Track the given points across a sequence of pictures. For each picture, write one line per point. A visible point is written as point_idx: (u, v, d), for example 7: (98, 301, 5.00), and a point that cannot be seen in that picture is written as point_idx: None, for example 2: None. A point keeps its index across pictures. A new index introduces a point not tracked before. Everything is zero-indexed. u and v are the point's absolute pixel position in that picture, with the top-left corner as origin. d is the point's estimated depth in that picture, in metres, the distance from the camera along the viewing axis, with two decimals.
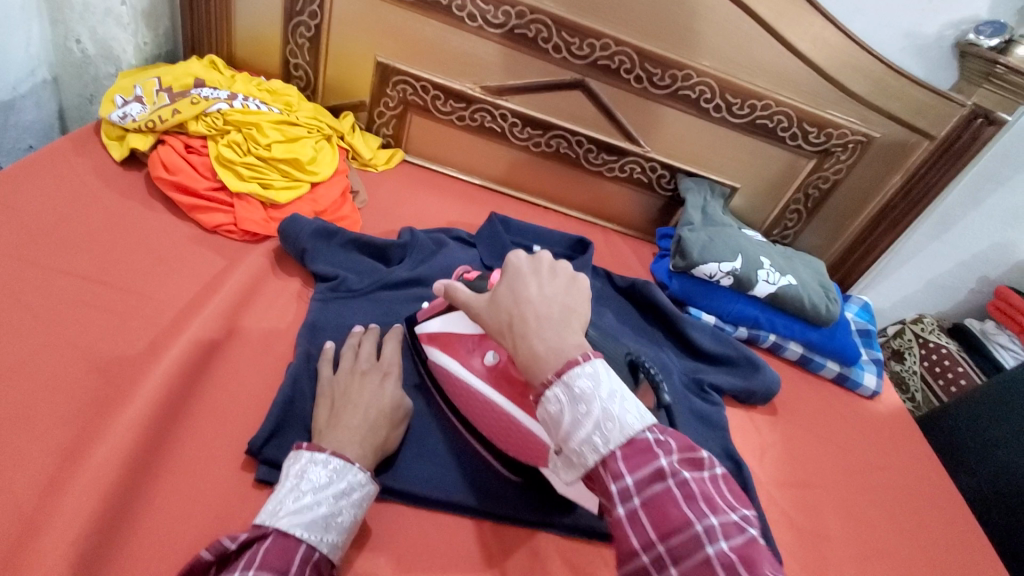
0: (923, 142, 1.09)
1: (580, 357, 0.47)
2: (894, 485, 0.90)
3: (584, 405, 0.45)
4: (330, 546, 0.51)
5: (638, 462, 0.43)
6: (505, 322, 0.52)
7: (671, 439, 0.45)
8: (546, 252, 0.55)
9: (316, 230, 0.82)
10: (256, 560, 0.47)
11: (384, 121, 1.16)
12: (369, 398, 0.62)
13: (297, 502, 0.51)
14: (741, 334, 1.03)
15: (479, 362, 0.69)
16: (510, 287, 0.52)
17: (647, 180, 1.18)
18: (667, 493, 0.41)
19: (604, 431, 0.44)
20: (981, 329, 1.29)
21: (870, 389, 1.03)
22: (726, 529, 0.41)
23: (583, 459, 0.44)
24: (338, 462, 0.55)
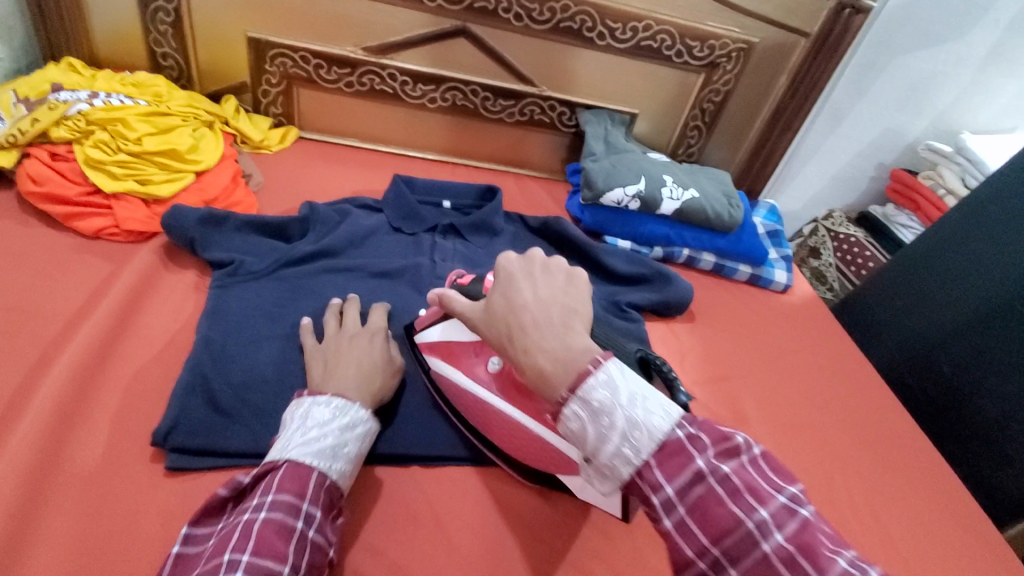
0: (801, 41, 1.12)
1: (591, 365, 0.46)
2: (806, 365, 0.97)
3: (606, 417, 0.44)
4: (340, 473, 0.56)
5: (674, 469, 0.42)
6: (505, 334, 0.52)
7: (703, 434, 0.44)
8: (537, 251, 0.55)
9: (202, 217, 0.80)
10: (274, 486, 0.52)
11: (271, 99, 1.12)
12: (359, 353, 0.67)
13: (304, 437, 0.56)
14: (657, 254, 1.07)
15: (483, 370, 0.68)
16: (506, 294, 0.53)
17: (549, 119, 1.18)
18: (709, 494, 0.41)
19: (633, 441, 0.43)
20: (883, 213, 1.39)
21: (781, 284, 1.09)
22: (777, 517, 0.40)
23: (616, 472, 0.44)
24: (339, 401, 0.59)
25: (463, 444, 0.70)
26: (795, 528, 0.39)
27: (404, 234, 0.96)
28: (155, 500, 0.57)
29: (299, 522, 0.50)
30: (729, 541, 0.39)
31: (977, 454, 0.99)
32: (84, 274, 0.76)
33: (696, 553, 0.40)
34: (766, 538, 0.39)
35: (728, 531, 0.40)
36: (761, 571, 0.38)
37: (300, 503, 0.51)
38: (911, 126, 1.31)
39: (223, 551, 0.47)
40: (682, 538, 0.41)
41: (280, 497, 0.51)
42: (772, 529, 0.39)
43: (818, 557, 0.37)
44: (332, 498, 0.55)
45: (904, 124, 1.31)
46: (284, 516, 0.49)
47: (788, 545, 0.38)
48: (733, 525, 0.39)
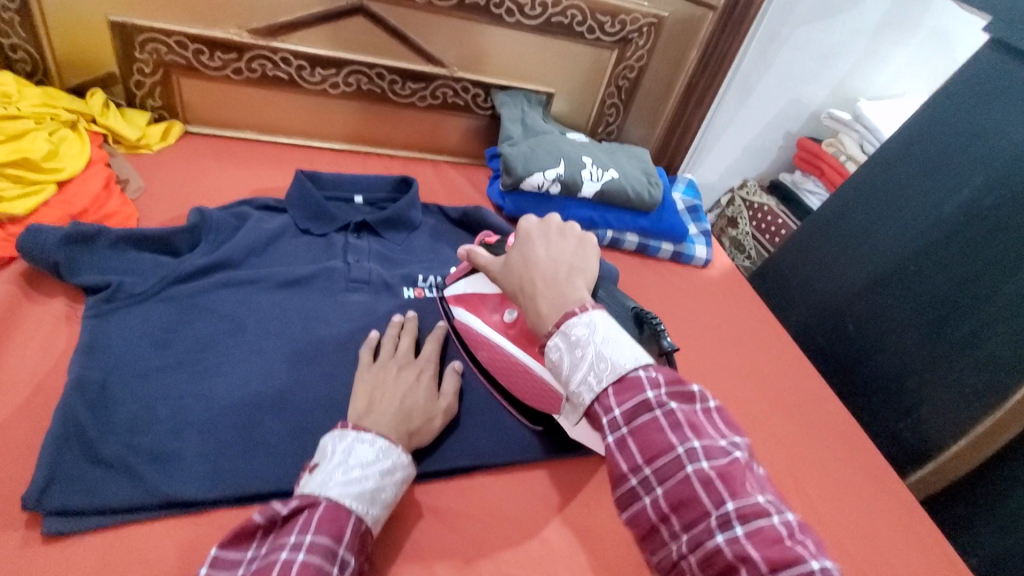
0: (709, 14, 1.12)
1: (576, 309, 0.53)
2: (729, 338, 1.00)
3: (581, 350, 0.51)
4: (373, 519, 0.54)
5: (628, 397, 0.48)
6: (517, 285, 0.60)
7: (662, 374, 0.50)
8: (555, 217, 0.64)
9: (66, 237, 0.70)
10: (314, 525, 0.49)
11: (147, 91, 0.99)
12: (407, 390, 0.66)
13: (347, 475, 0.54)
14: (582, 237, 1.05)
15: (499, 320, 0.74)
16: (522, 250, 0.61)
17: (464, 102, 1.13)
18: (652, 423, 0.47)
19: (598, 370, 0.50)
20: (793, 181, 1.45)
21: (702, 259, 1.12)
22: (709, 451, 0.46)
23: (582, 398, 0.50)
24: (384, 442, 0.58)
25: None
26: (722, 462, 0.46)
27: (312, 235, 0.89)
28: (30, 575, 0.50)
29: (335, 569, 0.48)
30: (660, 463, 0.46)
31: (879, 405, 1.07)
32: None
33: (631, 469, 0.47)
34: (692, 462, 0.46)
35: (661, 453, 0.46)
36: (681, 490, 0.46)
37: (337, 548, 0.49)
38: (814, 96, 1.37)
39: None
40: (621, 454, 0.48)
41: (319, 538, 0.49)
42: (698, 456, 0.46)
43: (733, 486, 0.45)
44: (363, 542, 0.53)
45: (808, 94, 1.36)
46: (321, 562, 0.47)
47: (710, 471, 0.45)
48: (667, 448, 0.46)
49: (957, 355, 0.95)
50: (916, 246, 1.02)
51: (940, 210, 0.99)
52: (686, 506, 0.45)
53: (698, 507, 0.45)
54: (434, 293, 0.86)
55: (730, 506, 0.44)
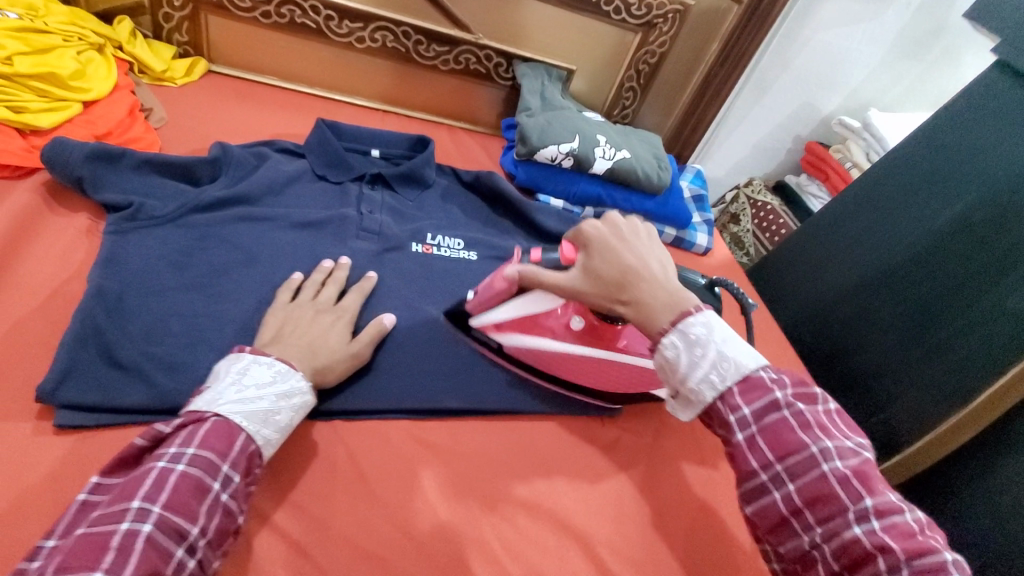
0: (734, 7, 1.13)
1: (692, 308, 0.54)
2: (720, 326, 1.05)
3: (700, 348, 0.52)
4: (265, 442, 0.54)
5: (755, 395, 0.51)
6: (611, 292, 0.58)
7: (784, 375, 0.53)
8: (619, 214, 0.62)
9: (91, 153, 0.71)
10: (197, 439, 0.49)
11: (174, 25, 1.00)
12: (318, 332, 0.66)
13: (240, 394, 0.54)
14: (587, 213, 1.08)
15: (566, 327, 0.72)
16: (603, 256, 0.59)
17: (485, 71, 1.14)
18: (782, 422, 0.50)
19: (721, 369, 0.52)
20: (797, 183, 1.48)
21: (702, 247, 1.15)
22: (842, 452, 0.49)
23: (702, 397, 0.52)
24: (282, 366, 0.58)
25: (391, 398, 0.69)
26: (856, 461, 0.49)
27: (328, 182, 0.91)
28: (44, 461, 0.53)
29: (217, 483, 0.48)
30: (793, 459, 0.50)
31: (857, 402, 1.11)
32: None
33: (761, 466, 0.51)
34: (827, 461, 0.49)
35: (795, 451, 0.50)
36: (817, 487, 0.48)
37: (222, 463, 0.49)
38: (827, 101, 1.39)
39: (132, 496, 0.45)
40: (752, 452, 0.51)
41: (202, 452, 0.49)
42: (834, 456, 0.49)
43: (871, 484, 0.48)
44: (252, 466, 0.52)
45: (820, 100, 1.39)
46: (201, 474, 0.48)
47: (845, 470, 0.48)
48: (800, 446, 0.50)
49: (933, 360, 0.99)
50: (908, 255, 1.05)
51: (933, 222, 1.02)
52: (822, 502, 0.48)
53: (836, 504, 0.48)
54: (442, 250, 0.88)
55: (870, 502, 0.47)
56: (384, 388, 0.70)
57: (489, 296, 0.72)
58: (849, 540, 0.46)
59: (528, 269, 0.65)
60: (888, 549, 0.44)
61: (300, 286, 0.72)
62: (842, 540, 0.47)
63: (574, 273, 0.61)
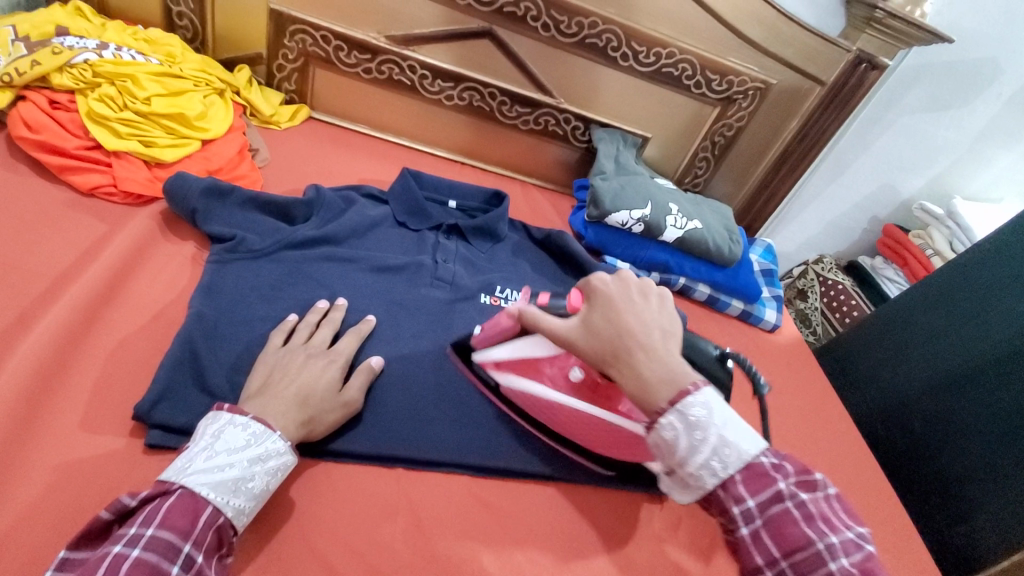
0: (816, 88, 1.14)
1: (691, 386, 0.50)
2: (785, 410, 1.01)
3: (701, 432, 0.49)
4: (236, 511, 0.53)
5: (757, 486, 0.49)
6: (608, 351, 0.54)
7: (787, 463, 0.50)
8: (631, 273, 0.58)
9: (206, 188, 0.79)
10: (159, 519, 0.49)
11: (285, 75, 1.10)
12: (308, 377, 0.64)
13: (208, 462, 0.53)
14: (654, 279, 1.07)
15: (565, 379, 0.69)
16: (605, 313, 0.55)
17: (563, 132, 1.18)
18: (785, 515, 0.47)
19: (722, 456, 0.49)
20: (871, 265, 1.43)
21: (771, 323, 1.11)
22: (846, 546, 0.46)
23: (700, 483, 0.49)
24: (257, 428, 0.57)
25: (454, 450, 0.69)
26: (861, 557, 0.46)
27: (407, 229, 0.95)
28: (130, 475, 0.56)
29: (175, 567, 0.48)
30: (799, 557, 0.46)
31: (935, 506, 1.02)
32: (73, 232, 0.73)
33: (766, 562, 0.48)
34: (834, 559, 0.45)
35: (799, 548, 0.46)
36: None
37: (182, 543, 0.49)
38: (908, 185, 1.36)
39: None
40: (755, 546, 0.48)
41: (161, 533, 0.48)
42: (840, 552, 0.45)
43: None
44: (221, 536, 0.52)
45: (900, 182, 1.35)
46: (158, 559, 0.47)
47: (853, 568, 0.45)
48: (805, 543, 0.46)
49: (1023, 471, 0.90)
50: (995, 355, 0.98)
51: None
52: None
53: None
54: (508, 303, 0.90)
55: None
56: (446, 437, 0.70)
57: (492, 332, 0.72)
58: None
59: (530, 310, 0.64)
60: None
61: (294, 328, 0.71)
62: None
63: (574, 325, 0.58)
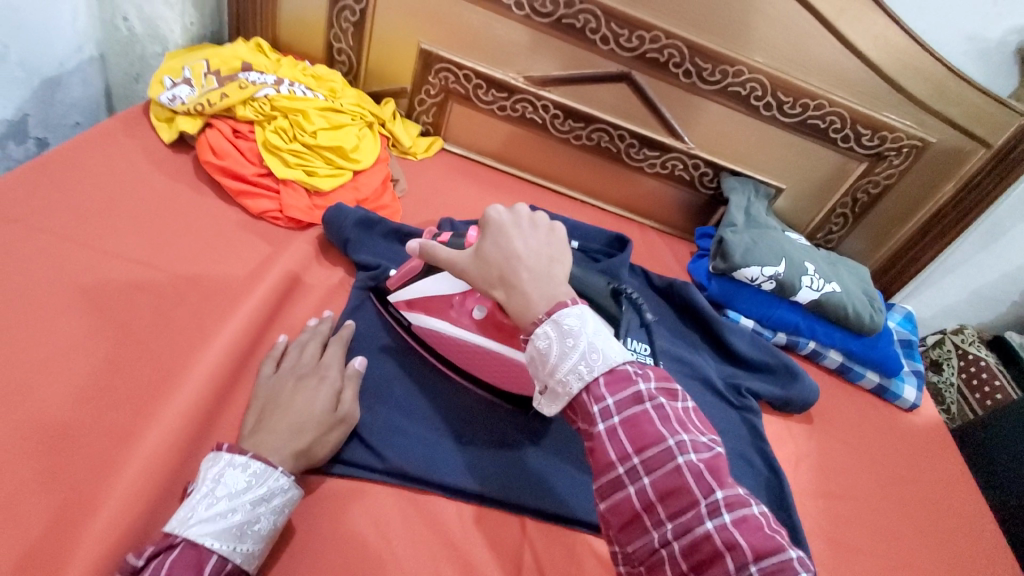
0: (980, 150, 1.05)
1: (569, 301, 0.53)
2: (925, 500, 0.92)
3: (572, 339, 0.50)
4: (245, 555, 0.53)
5: (619, 388, 0.50)
6: (494, 275, 0.55)
7: (649, 370, 0.52)
8: (524, 205, 0.58)
9: (359, 220, 0.84)
10: (164, 574, 0.48)
11: (425, 108, 1.15)
12: (298, 402, 0.63)
13: (210, 509, 0.52)
14: (780, 340, 1.02)
15: (469, 318, 0.71)
16: (497, 240, 0.56)
17: (689, 177, 1.16)
18: (642, 414, 0.49)
19: (589, 361, 0.50)
20: (1021, 343, 1.27)
21: (909, 402, 1.02)
22: (696, 446, 0.48)
23: (567, 388, 0.50)
24: (258, 467, 0.55)
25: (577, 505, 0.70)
26: (708, 455, 0.48)
27: None
28: None
29: None
30: (650, 453, 0.48)
31: None
32: (244, 252, 0.80)
33: (620, 458, 0.48)
34: (682, 454, 0.47)
35: (652, 444, 0.48)
36: (671, 480, 0.47)
37: None
38: None
39: None
40: (610, 442, 0.48)
41: None
42: (689, 449, 0.47)
43: (722, 477, 0.47)
44: None
45: None
46: None
47: (699, 464, 0.47)
48: (657, 440, 0.48)
49: None
50: None
51: None
52: (674, 495, 0.46)
53: (688, 496, 0.46)
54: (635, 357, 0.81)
55: (720, 494, 0.46)
56: (569, 489, 0.71)
57: (402, 275, 0.74)
58: (699, 536, 0.45)
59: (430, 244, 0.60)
60: (737, 547, 0.44)
61: (284, 352, 0.71)
62: (693, 536, 0.45)
63: (465, 255, 0.58)
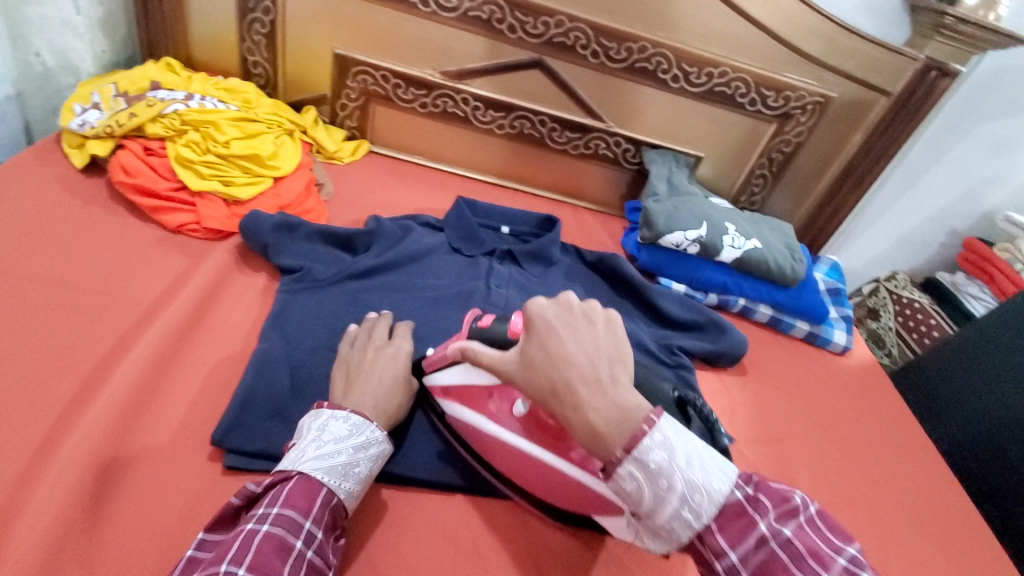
0: (881, 99, 1.10)
1: (645, 426, 0.46)
2: (863, 436, 0.95)
3: (664, 480, 0.45)
4: (347, 494, 0.57)
5: (736, 534, 0.45)
6: (547, 388, 0.49)
7: (763, 496, 0.47)
8: (573, 296, 0.51)
9: (277, 224, 0.85)
10: (283, 498, 0.53)
11: (348, 113, 1.17)
12: (383, 368, 0.68)
13: (319, 450, 0.57)
14: (711, 300, 1.05)
15: (509, 414, 0.64)
16: (544, 345, 0.50)
17: (614, 155, 1.19)
18: (772, 560, 0.43)
19: (692, 503, 0.45)
20: (952, 281, 1.32)
21: (840, 345, 1.06)
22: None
23: (675, 535, 0.46)
24: (356, 419, 0.60)
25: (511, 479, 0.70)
26: None
27: (462, 255, 0.98)
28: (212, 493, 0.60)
29: (299, 541, 0.51)
30: None
31: None
32: (162, 266, 0.80)
33: None
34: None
35: None
36: None
37: (304, 521, 0.52)
38: (989, 195, 1.26)
39: (221, 561, 0.47)
40: None
41: (285, 511, 0.52)
42: None
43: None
44: (335, 518, 0.56)
45: (981, 192, 1.26)
46: (285, 533, 0.51)
47: None
48: None
49: None
50: None
51: None
52: None
53: None
54: None
55: None
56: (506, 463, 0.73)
57: (439, 357, 0.69)
58: None
59: (470, 347, 0.59)
60: None
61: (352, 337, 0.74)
62: None
63: (511, 358, 0.53)
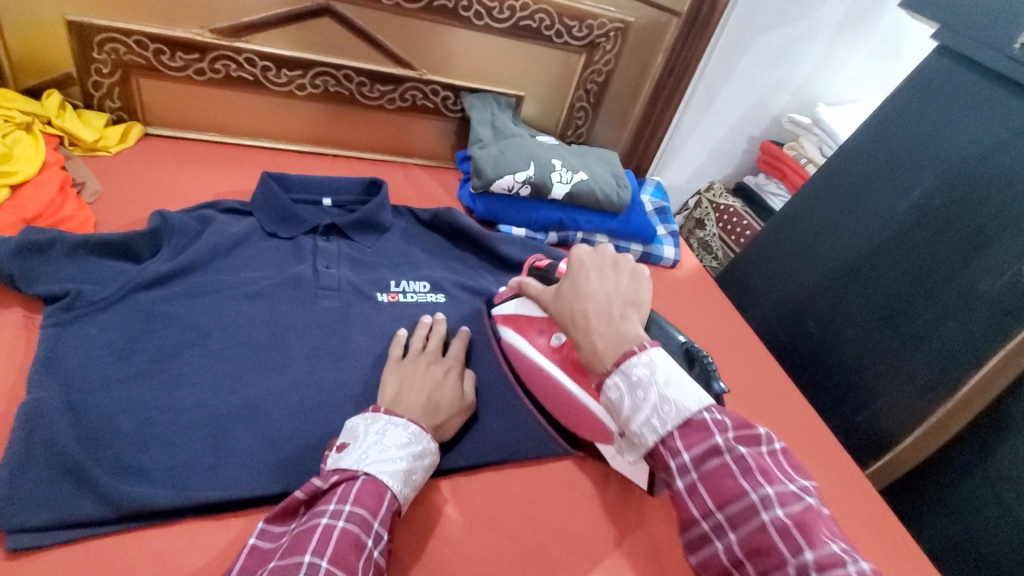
0: (673, 20, 1.15)
1: (636, 348, 0.56)
2: (697, 337, 1.05)
3: (642, 391, 0.53)
4: (404, 498, 0.59)
5: (695, 440, 0.52)
6: (567, 316, 0.63)
7: (726, 418, 0.53)
8: (609, 249, 0.68)
9: (16, 247, 0.69)
10: (352, 497, 0.55)
11: (104, 92, 0.96)
12: (434, 384, 0.69)
13: (383, 454, 0.59)
14: (551, 238, 1.07)
15: (546, 343, 0.76)
16: (575, 283, 0.64)
17: (434, 105, 1.13)
18: (722, 468, 0.50)
19: (661, 414, 0.52)
20: (756, 183, 1.50)
21: (671, 259, 1.15)
22: (782, 497, 0.49)
23: (642, 439, 0.53)
24: (415, 428, 0.63)
25: None
26: (797, 508, 0.48)
27: (280, 238, 0.87)
28: None
29: (370, 540, 0.53)
30: (734, 508, 0.49)
31: (838, 398, 1.07)
32: None
33: (703, 515, 0.51)
34: (766, 509, 0.48)
35: (734, 499, 0.49)
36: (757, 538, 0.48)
37: (372, 520, 0.54)
38: (776, 100, 1.40)
39: (304, 552, 0.50)
40: (692, 499, 0.51)
41: (356, 510, 0.54)
42: (774, 503, 0.48)
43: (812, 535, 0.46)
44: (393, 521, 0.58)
45: (770, 98, 1.39)
46: (359, 531, 0.53)
47: (785, 519, 0.47)
48: (739, 494, 0.49)
49: (912, 348, 0.95)
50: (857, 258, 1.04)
51: (895, 209, 0.98)
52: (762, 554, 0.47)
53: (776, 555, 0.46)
54: (407, 296, 0.86)
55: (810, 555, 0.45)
56: None
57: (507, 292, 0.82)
58: None
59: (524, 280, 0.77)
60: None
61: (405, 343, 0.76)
62: None
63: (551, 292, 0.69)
